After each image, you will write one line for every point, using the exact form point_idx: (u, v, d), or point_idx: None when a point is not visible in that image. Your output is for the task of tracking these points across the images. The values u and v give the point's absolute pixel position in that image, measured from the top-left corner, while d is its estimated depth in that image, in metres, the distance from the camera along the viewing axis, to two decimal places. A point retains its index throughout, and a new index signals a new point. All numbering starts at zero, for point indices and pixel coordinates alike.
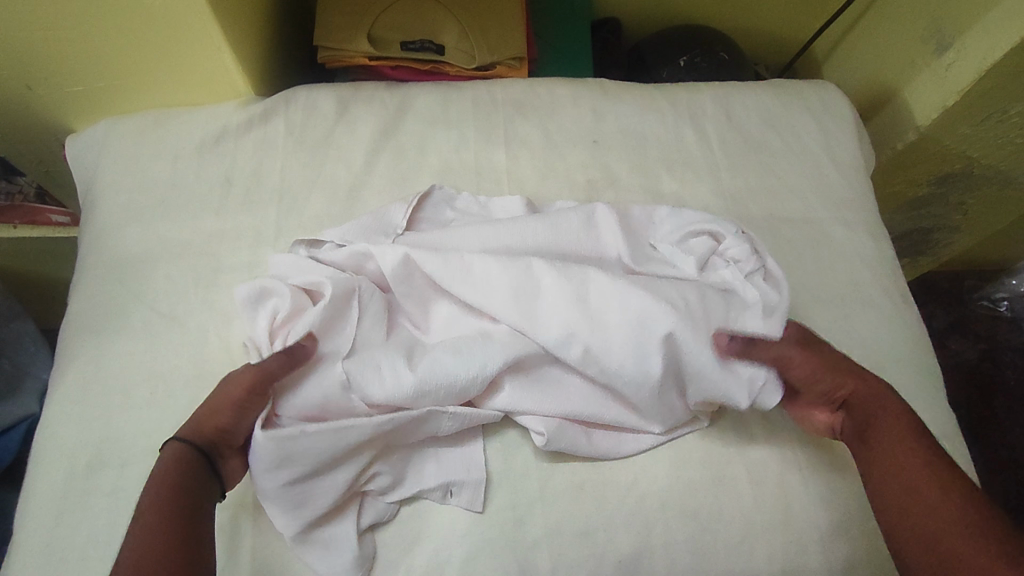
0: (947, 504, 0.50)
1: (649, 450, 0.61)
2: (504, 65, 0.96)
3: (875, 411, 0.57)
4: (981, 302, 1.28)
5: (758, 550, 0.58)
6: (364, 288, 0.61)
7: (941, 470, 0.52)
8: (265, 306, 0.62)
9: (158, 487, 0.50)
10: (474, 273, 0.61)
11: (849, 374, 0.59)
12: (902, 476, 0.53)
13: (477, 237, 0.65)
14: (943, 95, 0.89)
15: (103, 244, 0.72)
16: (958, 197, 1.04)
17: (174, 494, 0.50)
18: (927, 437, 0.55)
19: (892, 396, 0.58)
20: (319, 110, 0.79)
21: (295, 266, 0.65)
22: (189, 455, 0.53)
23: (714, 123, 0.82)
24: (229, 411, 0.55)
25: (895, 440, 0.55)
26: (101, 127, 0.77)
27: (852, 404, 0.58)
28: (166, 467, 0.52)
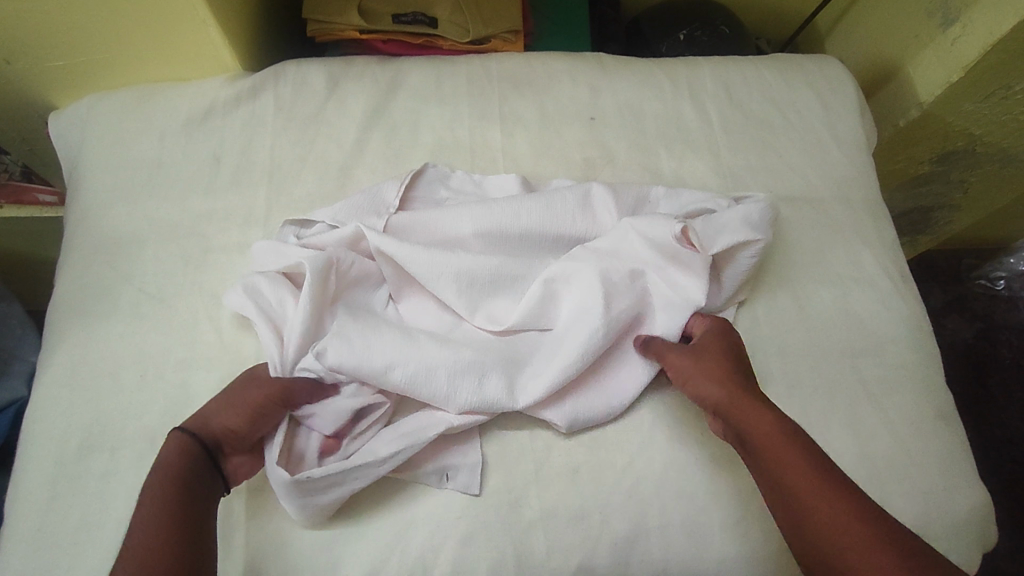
0: (853, 530, 0.46)
1: (650, 438, 0.60)
2: (499, 39, 0.94)
3: (753, 424, 0.53)
4: (979, 281, 1.28)
5: (755, 531, 0.58)
6: (342, 257, 0.62)
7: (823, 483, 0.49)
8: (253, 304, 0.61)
9: (166, 482, 0.50)
10: (459, 266, 0.61)
11: (724, 375, 0.57)
12: (787, 492, 0.50)
13: (467, 224, 0.64)
14: (948, 71, 0.87)
15: (89, 224, 0.70)
16: (960, 175, 1.02)
17: (183, 490, 0.50)
18: (809, 445, 0.52)
19: (764, 408, 0.54)
20: (310, 86, 0.77)
21: (281, 255, 0.63)
22: (193, 450, 0.52)
23: (714, 99, 0.80)
24: (237, 412, 0.54)
25: (786, 462, 0.51)
26: (84, 103, 0.75)
27: (724, 412, 0.55)
28: (172, 464, 0.51)
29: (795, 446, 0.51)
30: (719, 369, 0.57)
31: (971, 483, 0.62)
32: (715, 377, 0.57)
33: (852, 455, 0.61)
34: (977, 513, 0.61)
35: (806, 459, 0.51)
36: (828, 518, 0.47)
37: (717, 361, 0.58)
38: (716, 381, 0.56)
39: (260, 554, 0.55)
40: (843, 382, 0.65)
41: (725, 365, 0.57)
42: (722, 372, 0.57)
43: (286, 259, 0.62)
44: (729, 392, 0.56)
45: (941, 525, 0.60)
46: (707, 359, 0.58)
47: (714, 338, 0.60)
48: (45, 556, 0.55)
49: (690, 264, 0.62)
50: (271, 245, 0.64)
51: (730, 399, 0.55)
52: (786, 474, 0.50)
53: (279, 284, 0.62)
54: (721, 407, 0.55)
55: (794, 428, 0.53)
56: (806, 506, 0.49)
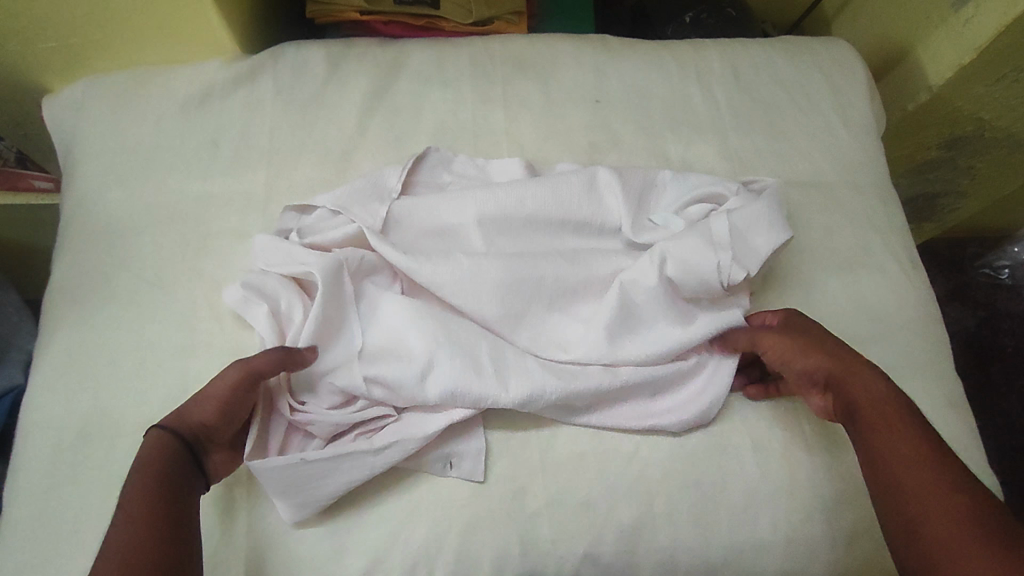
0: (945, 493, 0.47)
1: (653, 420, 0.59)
2: (502, 20, 0.93)
3: (863, 393, 0.54)
4: (982, 269, 1.27)
5: (762, 518, 0.57)
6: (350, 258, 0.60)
7: (926, 450, 0.49)
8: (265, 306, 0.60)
9: (142, 474, 0.49)
10: (465, 273, 0.59)
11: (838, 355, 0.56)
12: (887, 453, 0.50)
13: (468, 215, 0.63)
14: (959, 54, 0.85)
15: (85, 209, 0.69)
16: (968, 161, 1.01)
17: (161, 479, 0.49)
18: (917, 420, 0.52)
19: (880, 382, 0.54)
20: (309, 68, 0.75)
21: (286, 256, 0.61)
22: (167, 443, 0.51)
23: (722, 82, 0.79)
24: (208, 405, 0.53)
25: (893, 427, 0.51)
26: (79, 86, 0.74)
27: (833, 383, 0.55)
28: (147, 460, 0.50)
29: (903, 416, 0.52)
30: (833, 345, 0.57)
31: (979, 471, 0.62)
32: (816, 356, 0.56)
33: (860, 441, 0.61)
34: None
35: (920, 438, 0.50)
36: (928, 492, 0.47)
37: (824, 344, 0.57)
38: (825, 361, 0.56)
39: (263, 541, 0.55)
40: None
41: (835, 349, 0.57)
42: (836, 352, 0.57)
43: (296, 263, 0.60)
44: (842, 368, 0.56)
45: None
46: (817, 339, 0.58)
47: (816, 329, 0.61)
48: (43, 546, 0.54)
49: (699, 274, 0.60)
50: (274, 241, 0.62)
51: (843, 372, 0.55)
52: (892, 437, 0.51)
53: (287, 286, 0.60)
54: (833, 379, 0.55)
55: (904, 405, 0.53)
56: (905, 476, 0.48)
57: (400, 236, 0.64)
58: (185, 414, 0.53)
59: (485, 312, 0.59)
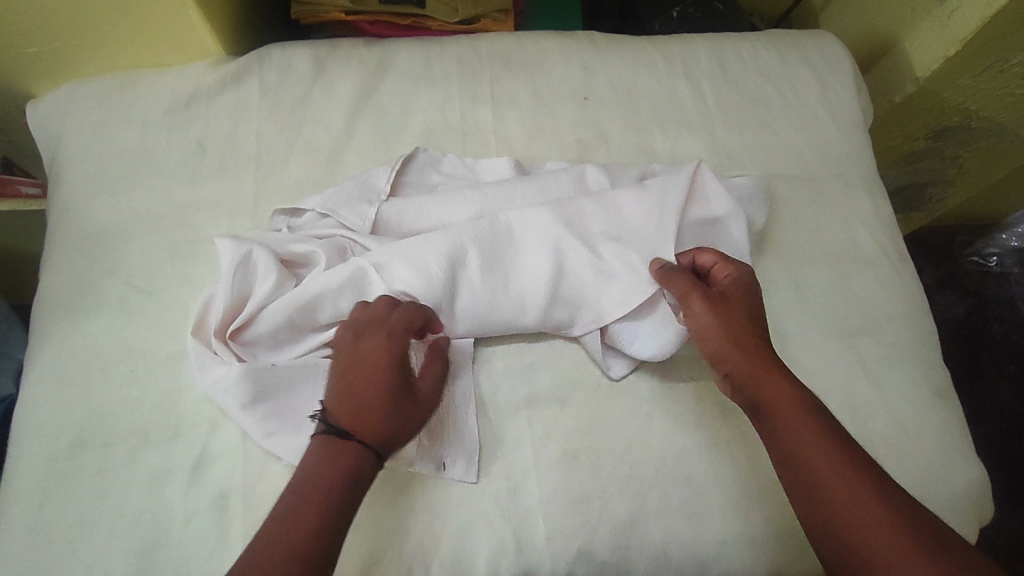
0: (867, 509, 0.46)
1: (644, 417, 0.60)
2: (489, 18, 0.92)
3: (772, 402, 0.51)
4: (971, 257, 1.28)
5: (754, 511, 0.58)
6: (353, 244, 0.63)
7: (845, 463, 0.48)
8: (249, 277, 0.59)
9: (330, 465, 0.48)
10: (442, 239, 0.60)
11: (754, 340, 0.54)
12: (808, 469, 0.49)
13: (460, 209, 0.64)
14: (946, 45, 0.86)
15: (72, 216, 0.68)
16: (955, 151, 1.02)
17: (337, 501, 0.47)
18: (829, 423, 0.50)
19: (783, 388, 0.52)
20: (296, 71, 0.75)
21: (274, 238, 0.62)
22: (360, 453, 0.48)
23: (709, 77, 0.79)
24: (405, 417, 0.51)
25: (808, 440, 0.49)
26: (63, 92, 0.73)
27: (739, 381, 0.53)
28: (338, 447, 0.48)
29: (813, 423, 0.50)
30: (735, 332, 0.54)
31: (968, 461, 0.62)
32: (724, 334, 0.54)
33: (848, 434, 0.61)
34: (974, 490, 0.61)
35: (839, 449, 0.49)
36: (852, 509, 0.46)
37: (725, 315, 0.54)
38: (728, 350, 0.53)
39: None
40: (842, 362, 0.65)
41: (739, 328, 0.54)
42: (751, 329, 0.54)
43: (291, 246, 0.61)
44: (753, 362, 0.53)
45: (938, 499, 0.60)
46: (734, 307, 0.55)
47: (748, 285, 0.57)
48: (36, 556, 0.54)
49: (650, 231, 0.63)
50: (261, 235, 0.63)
51: (753, 371, 0.52)
52: (802, 450, 0.49)
53: (272, 259, 0.59)
54: (741, 369, 0.53)
55: (814, 408, 0.51)
56: (823, 476, 0.48)
57: (390, 237, 0.65)
58: (386, 418, 0.50)
59: (466, 307, 0.59)
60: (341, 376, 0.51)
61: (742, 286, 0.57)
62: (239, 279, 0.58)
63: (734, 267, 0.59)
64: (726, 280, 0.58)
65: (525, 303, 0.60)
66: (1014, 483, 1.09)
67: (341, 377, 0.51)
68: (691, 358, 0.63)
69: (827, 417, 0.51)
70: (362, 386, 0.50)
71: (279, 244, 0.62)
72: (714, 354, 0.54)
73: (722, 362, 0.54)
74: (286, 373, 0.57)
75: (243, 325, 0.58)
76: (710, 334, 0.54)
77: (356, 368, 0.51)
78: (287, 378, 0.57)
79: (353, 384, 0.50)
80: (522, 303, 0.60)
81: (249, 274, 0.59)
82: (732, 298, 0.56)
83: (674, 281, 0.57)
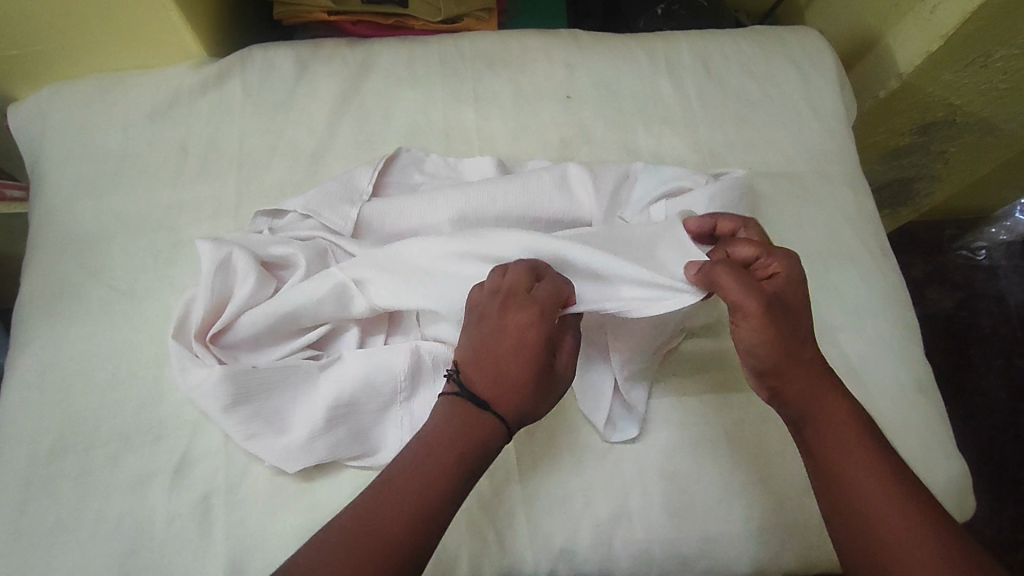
0: (903, 525, 0.46)
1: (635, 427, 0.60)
2: (472, 17, 0.92)
3: (819, 414, 0.51)
4: (960, 251, 1.28)
5: (737, 508, 0.58)
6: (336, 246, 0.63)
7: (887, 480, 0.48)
8: (230, 279, 0.59)
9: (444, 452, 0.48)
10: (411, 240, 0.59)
11: (804, 348, 0.52)
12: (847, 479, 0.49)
13: (442, 220, 0.64)
14: (928, 40, 0.86)
15: (53, 219, 0.68)
16: (941, 146, 1.02)
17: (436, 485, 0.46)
18: (880, 442, 0.50)
19: (836, 404, 0.52)
20: (278, 71, 0.74)
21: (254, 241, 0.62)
22: (494, 425, 0.49)
23: (692, 74, 0.79)
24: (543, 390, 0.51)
25: (851, 453, 0.49)
26: (43, 94, 0.73)
27: (784, 394, 0.52)
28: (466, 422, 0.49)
29: (861, 438, 0.50)
30: (790, 340, 0.51)
31: (950, 455, 0.63)
32: (774, 345, 0.51)
33: None
34: (956, 482, 0.62)
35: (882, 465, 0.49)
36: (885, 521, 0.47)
37: (778, 324, 0.51)
38: (776, 359, 0.51)
39: (241, 549, 0.54)
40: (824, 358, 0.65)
41: (792, 339, 0.51)
42: (802, 337, 0.52)
43: (271, 249, 0.61)
44: (802, 373, 0.52)
45: None
46: (789, 314, 0.52)
47: (799, 285, 0.54)
48: (17, 560, 0.54)
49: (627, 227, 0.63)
50: (242, 236, 0.63)
51: (799, 378, 0.52)
52: (843, 461, 0.50)
53: (252, 262, 0.59)
54: (786, 380, 0.52)
55: (864, 425, 0.51)
56: (856, 480, 0.48)
57: (372, 238, 0.65)
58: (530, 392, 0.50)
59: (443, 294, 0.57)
60: (476, 349, 0.51)
61: (797, 286, 0.54)
62: (219, 282, 0.59)
63: (781, 261, 0.54)
64: (773, 279, 0.54)
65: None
66: (1003, 475, 1.10)
67: (478, 353, 0.51)
68: (681, 363, 0.63)
69: (878, 434, 0.51)
70: (503, 362, 0.50)
71: (260, 247, 0.62)
72: (763, 363, 0.52)
73: (772, 373, 0.52)
74: (265, 374, 0.57)
75: (224, 326, 0.59)
76: (761, 347, 0.51)
77: (512, 336, 0.50)
78: (266, 379, 0.57)
79: (501, 355, 0.50)
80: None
81: (230, 276, 0.59)
82: (787, 302, 0.53)
83: (728, 287, 0.52)
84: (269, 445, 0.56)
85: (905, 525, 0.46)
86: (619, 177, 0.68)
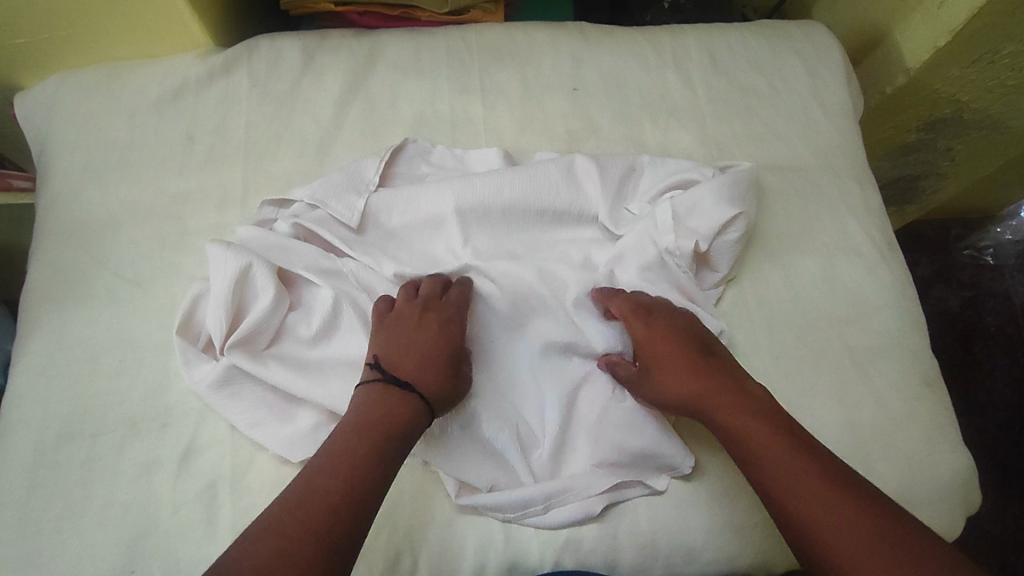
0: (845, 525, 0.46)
1: (648, 493, 0.57)
2: (479, 9, 0.92)
3: (741, 431, 0.52)
4: (965, 250, 1.28)
5: (742, 500, 0.58)
6: (345, 241, 0.64)
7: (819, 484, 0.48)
8: (246, 289, 0.59)
9: (356, 445, 0.49)
10: (417, 244, 0.64)
11: (704, 377, 0.55)
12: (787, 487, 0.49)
13: (443, 212, 0.63)
14: (935, 35, 0.86)
15: (60, 208, 0.68)
16: (947, 143, 1.02)
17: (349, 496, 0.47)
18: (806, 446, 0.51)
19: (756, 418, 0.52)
20: (284, 61, 0.74)
21: (265, 241, 0.62)
22: (411, 414, 0.52)
23: (699, 68, 0.79)
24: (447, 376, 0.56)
25: (782, 462, 0.50)
26: (50, 83, 0.73)
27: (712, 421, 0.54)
28: (386, 415, 0.51)
29: (787, 445, 0.51)
30: (674, 376, 0.56)
31: (956, 451, 0.63)
32: (674, 397, 0.56)
33: (831, 422, 0.62)
34: (963, 477, 0.62)
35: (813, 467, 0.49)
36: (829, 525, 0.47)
37: (659, 370, 0.57)
38: (675, 394, 0.56)
39: None
40: (830, 352, 0.65)
41: (673, 375, 0.56)
42: (692, 370, 0.56)
43: (287, 252, 0.62)
44: (714, 398, 0.54)
45: (924, 488, 0.60)
46: (658, 372, 0.57)
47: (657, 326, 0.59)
48: (23, 547, 0.54)
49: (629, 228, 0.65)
50: (257, 232, 0.63)
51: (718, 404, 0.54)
52: (775, 475, 0.50)
53: (269, 273, 0.59)
54: (707, 411, 0.55)
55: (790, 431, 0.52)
56: (778, 473, 0.50)
57: (378, 229, 0.65)
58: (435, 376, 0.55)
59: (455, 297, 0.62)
60: (403, 344, 0.56)
61: (659, 332, 0.59)
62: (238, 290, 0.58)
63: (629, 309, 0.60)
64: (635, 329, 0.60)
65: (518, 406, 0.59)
66: (1008, 475, 1.10)
67: (390, 345, 0.56)
68: None
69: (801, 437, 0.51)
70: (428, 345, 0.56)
71: (278, 258, 0.62)
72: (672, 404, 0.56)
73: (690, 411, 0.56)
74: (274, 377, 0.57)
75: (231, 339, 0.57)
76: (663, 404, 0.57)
77: (423, 336, 0.57)
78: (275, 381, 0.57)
79: (415, 352, 0.56)
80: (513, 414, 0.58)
81: (247, 286, 0.59)
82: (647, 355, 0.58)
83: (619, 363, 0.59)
84: (274, 440, 0.56)
85: (837, 508, 0.47)
86: (626, 171, 0.68)
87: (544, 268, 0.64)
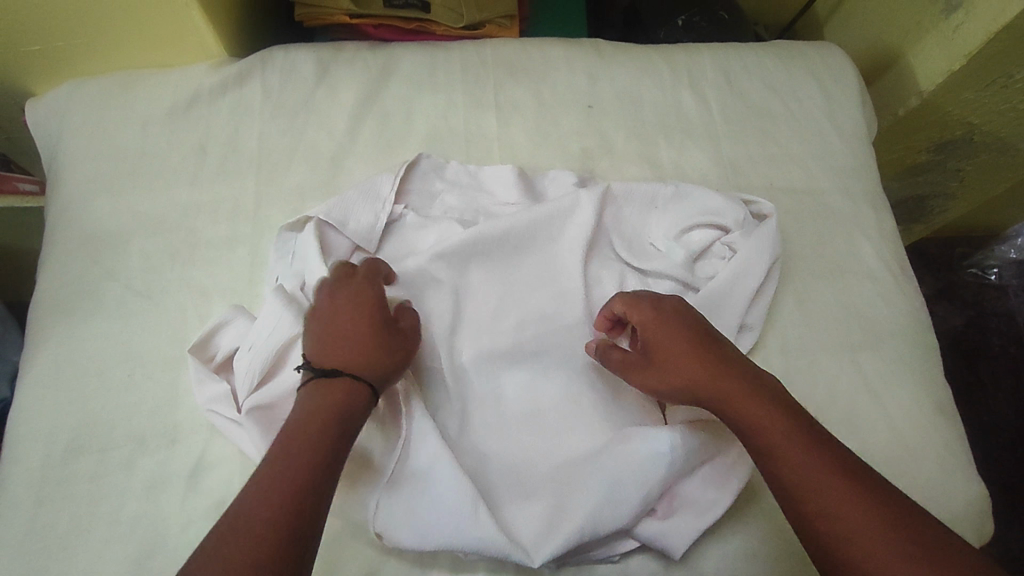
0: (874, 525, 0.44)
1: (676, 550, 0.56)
2: (494, 23, 0.92)
3: (758, 423, 0.50)
4: (970, 270, 1.27)
5: (754, 525, 0.58)
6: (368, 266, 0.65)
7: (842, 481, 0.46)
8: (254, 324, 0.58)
9: (319, 433, 0.47)
10: None
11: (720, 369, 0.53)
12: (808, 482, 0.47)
13: (469, 273, 0.64)
14: (950, 59, 0.85)
15: (71, 217, 0.68)
16: (957, 164, 1.01)
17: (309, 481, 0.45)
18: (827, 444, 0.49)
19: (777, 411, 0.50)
20: (298, 72, 0.74)
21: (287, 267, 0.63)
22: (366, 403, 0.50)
23: (714, 87, 0.79)
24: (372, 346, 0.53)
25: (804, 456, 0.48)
26: (63, 91, 0.72)
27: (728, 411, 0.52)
28: (331, 406, 0.49)
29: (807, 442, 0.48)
30: (682, 363, 0.55)
31: (968, 478, 0.62)
32: (680, 384, 0.55)
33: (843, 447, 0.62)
34: (975, 505, 0.61)
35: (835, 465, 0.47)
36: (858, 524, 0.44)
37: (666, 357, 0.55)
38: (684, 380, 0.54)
39: None
40: (844, 377, 0.64)
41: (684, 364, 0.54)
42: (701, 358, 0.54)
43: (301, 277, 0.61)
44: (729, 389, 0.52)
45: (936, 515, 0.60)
46: (666, 356, 0.55)
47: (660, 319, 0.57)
48: (28, 561, 0.53)
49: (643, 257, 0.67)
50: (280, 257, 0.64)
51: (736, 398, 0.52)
52: (795, 471, 0.47)
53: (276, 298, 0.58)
54: (716, 396, 0.53)
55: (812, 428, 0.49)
56: (791, 461, 0.48)
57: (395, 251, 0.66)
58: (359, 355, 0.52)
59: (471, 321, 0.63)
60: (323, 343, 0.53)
61: (668, 312, 0.57)
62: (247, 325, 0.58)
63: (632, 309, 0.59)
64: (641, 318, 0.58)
65: (540, 456, 0.58)
66: (1013, 498, 1.09)
67: (323, 329, 0.54)
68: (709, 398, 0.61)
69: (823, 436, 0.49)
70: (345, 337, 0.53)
71: None
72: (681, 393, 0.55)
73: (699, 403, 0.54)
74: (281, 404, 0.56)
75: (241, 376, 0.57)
76: (661, 394, 0.56)
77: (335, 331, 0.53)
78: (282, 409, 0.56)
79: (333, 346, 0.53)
80: (528, 461, 0.58)
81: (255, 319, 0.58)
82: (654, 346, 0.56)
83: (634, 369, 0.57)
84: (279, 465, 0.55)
85: (854, 501, 0.45)
86: (644, 201, 0.69)
87: (560, 296, 0.65)
